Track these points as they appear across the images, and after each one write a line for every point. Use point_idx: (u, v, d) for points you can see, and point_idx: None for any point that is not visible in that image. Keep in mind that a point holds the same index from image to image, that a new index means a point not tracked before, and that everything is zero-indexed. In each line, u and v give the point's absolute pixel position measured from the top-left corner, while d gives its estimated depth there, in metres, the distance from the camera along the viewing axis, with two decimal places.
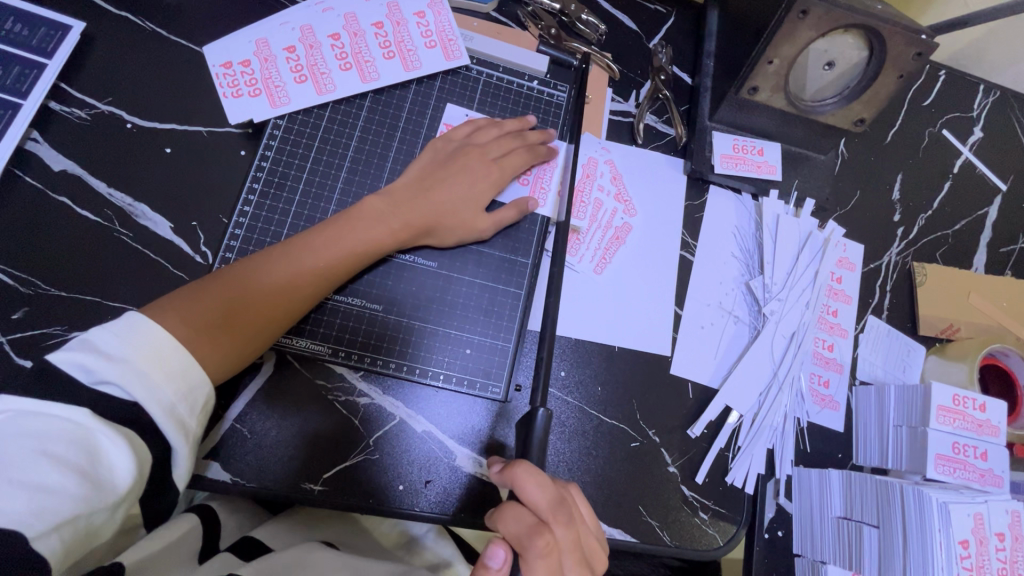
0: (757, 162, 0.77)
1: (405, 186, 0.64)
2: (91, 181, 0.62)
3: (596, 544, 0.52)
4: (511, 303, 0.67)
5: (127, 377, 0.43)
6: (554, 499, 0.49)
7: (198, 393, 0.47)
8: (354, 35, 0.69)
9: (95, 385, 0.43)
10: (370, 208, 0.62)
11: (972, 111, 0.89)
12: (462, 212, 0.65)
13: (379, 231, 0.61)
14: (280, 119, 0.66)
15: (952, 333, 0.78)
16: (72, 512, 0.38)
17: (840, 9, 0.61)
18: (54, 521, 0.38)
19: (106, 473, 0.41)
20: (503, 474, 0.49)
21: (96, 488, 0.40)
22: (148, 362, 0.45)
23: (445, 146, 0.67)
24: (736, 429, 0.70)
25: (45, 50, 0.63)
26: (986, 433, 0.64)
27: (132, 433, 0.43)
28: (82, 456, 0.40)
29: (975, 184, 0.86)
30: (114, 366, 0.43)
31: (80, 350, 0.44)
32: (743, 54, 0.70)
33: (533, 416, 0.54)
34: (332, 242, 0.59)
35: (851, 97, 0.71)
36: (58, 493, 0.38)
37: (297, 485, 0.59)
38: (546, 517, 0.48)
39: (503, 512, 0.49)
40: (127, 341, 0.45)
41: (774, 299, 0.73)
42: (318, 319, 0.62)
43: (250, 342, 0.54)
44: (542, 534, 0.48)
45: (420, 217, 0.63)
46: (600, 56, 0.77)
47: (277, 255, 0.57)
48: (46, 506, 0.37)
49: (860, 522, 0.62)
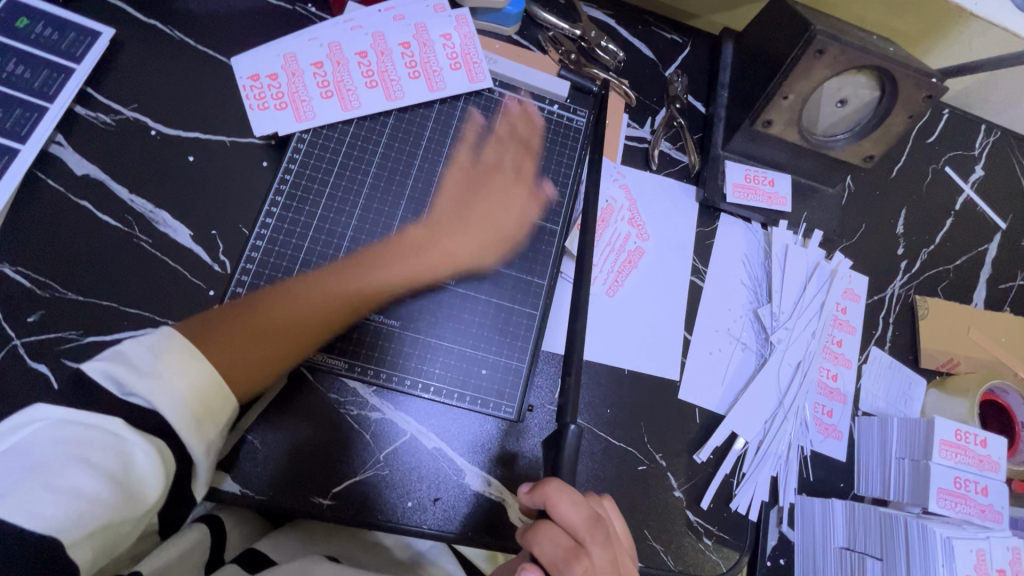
0: (769, 193, 0.78)
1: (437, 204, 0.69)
2: (113, 186, 0.62)
3: (633, 568, 0.51)
4: (526, 323, 0.67)
5: (159, 395, 0.43)
6: (587, 517, 0.48)
7: (223, 413, 0.47)
8: (381, 54, 0.70)
9: (126, 397, 0.42)
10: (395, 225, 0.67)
11: (975, 149, 0.91)
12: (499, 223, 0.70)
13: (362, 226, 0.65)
14: (304, 133, 0.67)
15: (952, 367, 0.80)
16: (103, 520, 0.38)
17: (855, 51, 0.63)
18: (86, 528, 0.37)
19: (137, 481, 0.40)
20: (534, 493, 0.48)
21: (127, 496, 0.39)
22: (181, 381, 0.44)
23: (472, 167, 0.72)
24: (742, 455, 0.71)
25: (74, 55, 0.64)
26: (988, 468, 0.65)
27: (161, 442, 0.42)
28: (116, 465, 0.40)
29: (976, 221, 0.88)
30: (146, 382, 0.43)
31: (111, 360, 0.43)
32: (758, 88, 0.72)
33: (564, 432, 0.55)
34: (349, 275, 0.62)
35: (862, 134, 0.72)
36: (92, 501, 0.38)
37: (306, 499, 0.58)
38: (581, 537, 0.47)
39: (537, 532, 0.48)
40: (160, 360, 0.45)
41: (781, 327, 0.75)
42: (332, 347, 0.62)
43: (265, 352, 0.53)
44: (577, 555, 0.46)
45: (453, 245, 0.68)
46: (618, 83, 0.79)
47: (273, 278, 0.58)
48: (80, 514, 0.37)
49: (864, 553, 0.64)
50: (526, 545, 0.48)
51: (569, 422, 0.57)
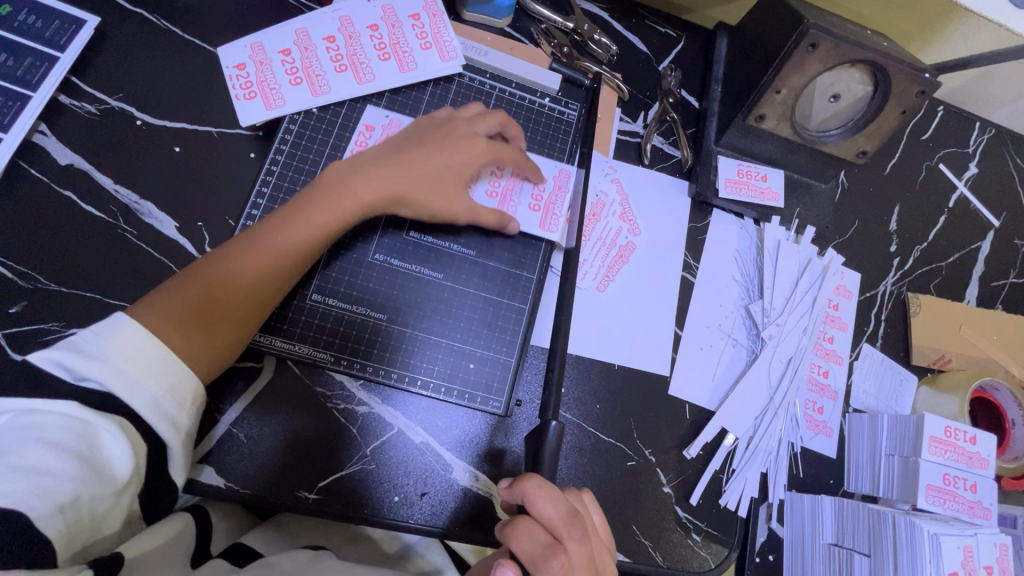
0: (761, 188, 0.77)
1: (385, 152, 0.62)
2: (97, 176, 0.62)
3: (610, 562, 0.51)
4: (515, 317, 0.67)
5: (110, 377, 0.43)
6: (565, 513, 0.48)
7: (185, 389, 0.47)
8: (349, 38, 0.70)
9: (79, 382, 0.43)
10: (336, 176, 0.59)
11: (969, 147, 0.91)
12: (446, 181, 0.63)
13: (351, 207, 0.58)
14: (294, 118, 0.67)
15: (944, 364, 0.80)
16: (72, 494, 0.38)
17: (848, 45, 0.62)
18: (55, 502, 0.37)
19: (104, 460, 0.41)
20: (513, 489, 0.48)
21: (95, 473, 0.40)
22: (129, 361, 0.44)
23: (431, 123, 0.65)
24: (732, 451, 0.70)
25: (58, 43, 0.63)
26: (977, 465, 0.65)
27: (123, 420, 0.43)
28: (80, 443, 0.40)
29: (969, 219, 0.88)
30: (95, 365, 0.43)
31: (62, 348, 0.44)
32: (751, 82, 0.72)
33: (546, 428, 0.55)
34: (297, 222, 0.56)
35: (855, 129, 0.72)
36: (57, 477, 0.38)
37: (291, 493, 0.58)
38: (559, 533, 0.47)
39: (515, 529, 0.47)
40: (110, 342, 0.45)
41: (772, 323, 0.74)
42: (296, 319, 0.61)
43: (228, 326, 0.52)
44: (555, 551, 0.46)
45: (393, 183, 0.60)
46: (610, 76, 0.78)
47: (245, 241, 0.55)
48: (47, 489, 0.37)
49: (852, 550, 0.64)
50: (505, 541, 0.48)
51: (551, 419, 0.57)
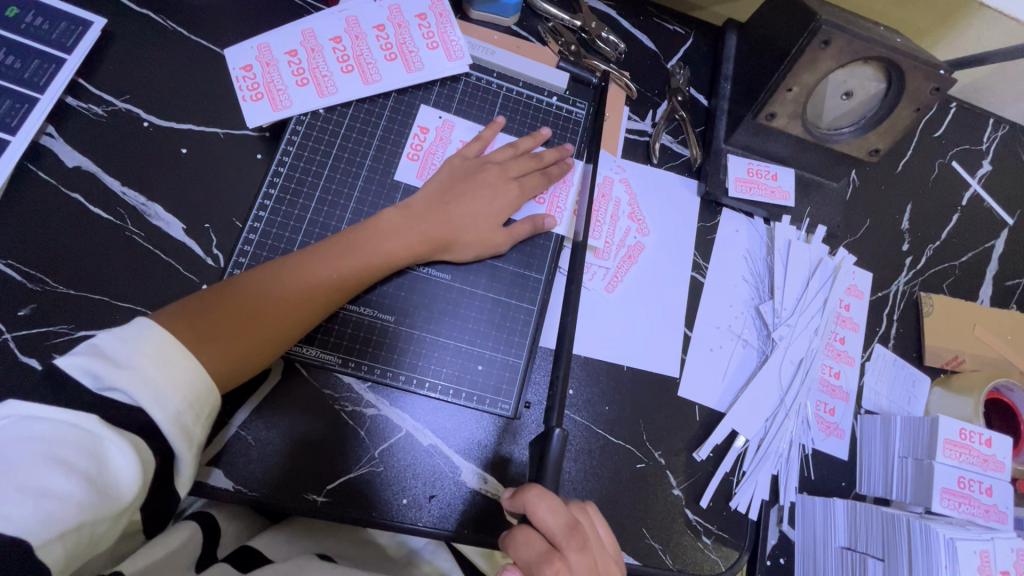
0: (771, 187, 0.76)
1: (427, 198, 0.64)
2: (105, 179, 0.61)
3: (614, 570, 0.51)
4: (523, 319, 0.66)
5: (135, 385, 0.43)
6: (565, 523, 0.47)
7: (203, 401, 0.46)
8: (355, 38, 0.70)
9: (101, 391, 0.42)
10: (387, 221, 0.62)
11: (982, 144, 0.89)
12: (481, 232, 0.65)
13: (400, 249, 0.61)
14: (300, 119, 0.66)
15: (957, 365, 0.79)
16: (76, 521, 0.38)
17: (861, 41, 0.61)
18: (58, 529, 0.37)
19: (111, 480, 0.40)
20: (515, 498, 0.48)
21: (101, 495, 0.39)
22: (153, 368, 0.44)
23: (463, 164, 0.67)
24: (742, 453, 0.70)
25: (65, 45, 0.63)
26: (992, 468, 0.64)
27: (137, 437, 0.42)
28: (89, 463, 0.39)
29: (983, 217, 0.87)
30: (121, 372, 0.43)
31: (89, 354, 0.43)
32: (762, 80, 0.71)
33: (549, 436, 0.54)
34: (342, 254, 0.59)
35: (867, 127, 0.71)
36: (63, 500, 0.38)
37: (299, 496, 0.58)
38: (557, 542, 0.47)
39: (515, 536, 0.48)
40: (135, 349, 0.44)
41: (783, 324, 0.73)
42: (328, 329, 0.62)
43: (252, 341, 0.52)
44: (552, 560, 0.46)
45: (438, 232, 0.63)
46: (619, 74, 0.78)
47: (287, 265, 0.57)
48: (50, 514, 0.37)
49: (865, 554, 0.63)
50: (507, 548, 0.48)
51: (554, 427, 0.56)
